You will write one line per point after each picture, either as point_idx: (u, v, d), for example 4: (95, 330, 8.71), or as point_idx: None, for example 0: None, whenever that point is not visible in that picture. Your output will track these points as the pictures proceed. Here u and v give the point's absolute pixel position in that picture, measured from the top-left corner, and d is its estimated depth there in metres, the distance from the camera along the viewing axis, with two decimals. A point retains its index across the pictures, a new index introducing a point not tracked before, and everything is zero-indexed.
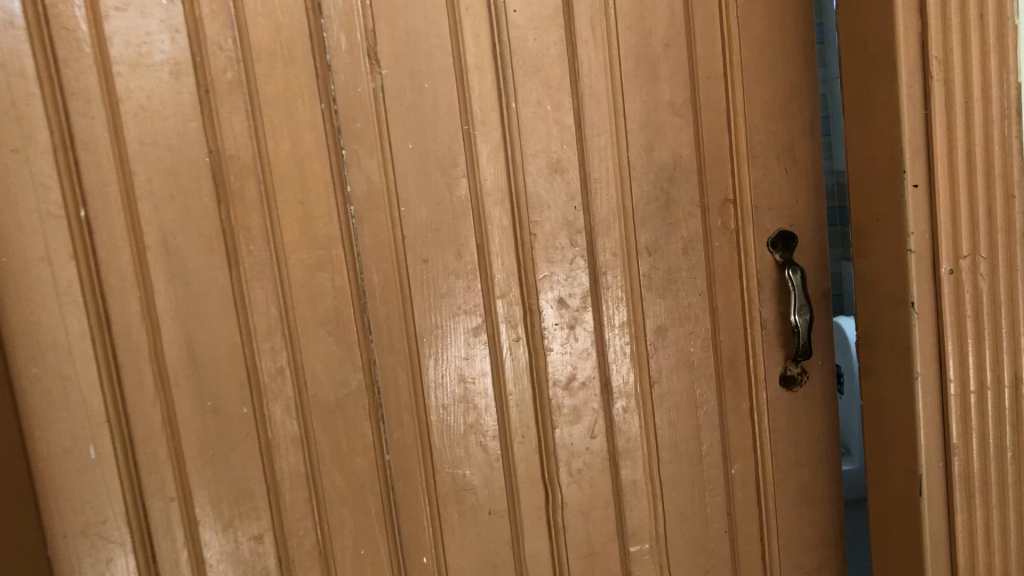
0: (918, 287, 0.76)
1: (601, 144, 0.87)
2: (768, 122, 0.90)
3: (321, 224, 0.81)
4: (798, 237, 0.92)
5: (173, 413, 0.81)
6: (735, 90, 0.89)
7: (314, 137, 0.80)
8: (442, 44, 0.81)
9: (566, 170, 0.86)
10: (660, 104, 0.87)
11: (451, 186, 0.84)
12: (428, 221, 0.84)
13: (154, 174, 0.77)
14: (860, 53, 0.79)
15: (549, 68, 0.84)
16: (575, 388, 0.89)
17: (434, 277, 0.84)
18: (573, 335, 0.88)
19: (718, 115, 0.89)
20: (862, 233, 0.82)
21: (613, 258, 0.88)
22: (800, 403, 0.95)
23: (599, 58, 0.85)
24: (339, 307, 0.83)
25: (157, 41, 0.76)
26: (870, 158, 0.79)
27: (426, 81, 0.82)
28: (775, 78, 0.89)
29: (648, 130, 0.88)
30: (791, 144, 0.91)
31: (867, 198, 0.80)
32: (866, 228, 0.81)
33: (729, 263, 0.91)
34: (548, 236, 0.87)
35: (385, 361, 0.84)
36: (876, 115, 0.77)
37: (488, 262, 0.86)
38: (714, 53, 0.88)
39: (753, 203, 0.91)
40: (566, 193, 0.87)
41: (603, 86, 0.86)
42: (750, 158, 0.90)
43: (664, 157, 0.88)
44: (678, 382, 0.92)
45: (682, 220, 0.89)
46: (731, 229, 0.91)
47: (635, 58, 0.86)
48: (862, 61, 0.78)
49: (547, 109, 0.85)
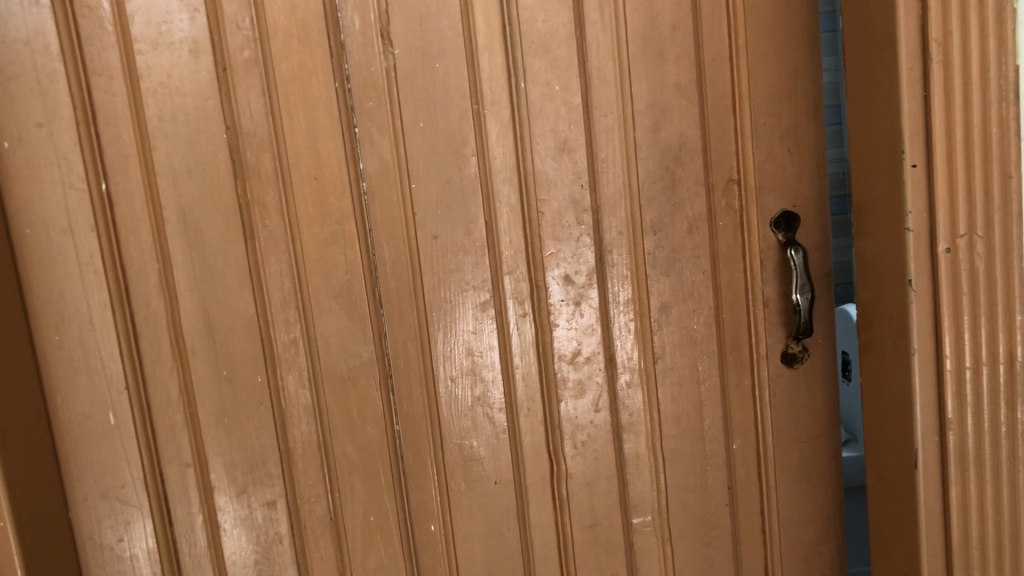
0: (915, 265, 0.77)
1: (608, 123, 0.89)
2: (772, 104, 0.92)
3: (335, 200, 0.84)
4: (801, 218, 0.95)
5: (190, 382, 0.84)
6: (741, 72, 0.91)
7: (328, 114, 0.82)
8: (453, 25, 0.83)
9: (573, 149, 0.88)
10: (666, 86, 0.90)
11: (460, 164, 0.86)
12: (439, 198, 0.86)
13: (174, 150, 0.80)
14: (861, 36, 0.80)
15: (558, 49, 0.86)
16: (579, 362, 0.92)
17: (444, 252, 0.87)
18: (578, 311, 0.91)
19: (723, 96, 0.92)
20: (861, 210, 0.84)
21: (619, 236, 0.91)
22: (802, 381, 0.97)
23: (607, 39, 0.87)
24: (350, 281, 0.85)
25: (177, 20, 0.78)
26: (871, 138, 0.81)
27: (437, 61, 0.84)
28: (780, 60, 0.92)
29: (654, 111, 0.90)
30: (795, 126, 0.93)
31: (868, 177, 0.82)
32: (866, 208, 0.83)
33: (733, 242, 0.94)
34: (555, 213, 0.89)
35: (395, 335, 0.87)
36: (877, 96, 0.79)
37: (496, 238, 0.88)
38: (720, 35, 0.90)
39: (756, 183, 0.93)
40: (573, 172, 0.89)
41: (611, 67, 0.88)
42: (755, 138, 0.92)
43: (669, 139, 0.91)
44: (681, 358, 0.94)
45: (686, 199, 0.92)
46: (735, 209, 0.94)
47: (642, 41, 0.88)
48: (863, 43, 0.80)
49: (555, 89, 0.87)
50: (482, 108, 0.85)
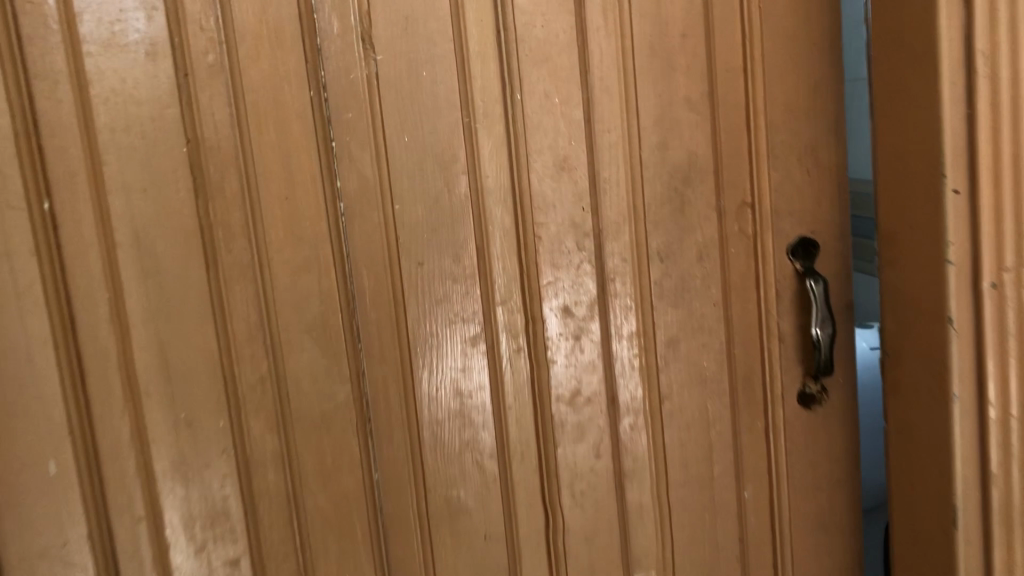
0: (957, 302, 0.70)
1: (611, 140, 0.81)
2: (790, 121, 0.85)
3: (309, 221, 0.74)
4: (820, 245, 0.87)
5: (143, 427, 0.73)
6: (757, 85, 0.84)
7: (302, 127, 0.73)
8: (442, 30, 0.75)
9: (574, 167, 0.80)
10: (675, 100, 0.82)
11: (449, 183, 0.77)
12: (425, 221, 0.77)
13: (128, 165, 0.70)
14: (885, 48, 0.72)
15: (558, 58, 0.78)
16: (579, 403, 0.83)
17: (431, 280, 0.78)
18: (578, 346, 0.82)
19: (737, 111, 0.84)
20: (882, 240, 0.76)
21: (622, 264, 0.82)
22: (818, 421, 0.89)
23: (611, 47, 0.80)
24: (324, 313, 0.76)
25: (132, 20, 0.69)
26: (898, 160, 0.73)
27: (424, 69, 0.75)
28: (798, 74, 0.84)
29: (662, 127, 0.82)
30: (814, 145, 0.86)
31: (896, 203, 0.74)
32: (890, 238, 0.75)
33: (746, 271, 0.86)
34: (553, 239, 0.80)
35: (375, 372, 0.78)
36: (910, 113, 0.71)
37: (489, 266, 0.79)
38: (734, 45, 0.83)
39: (772, 207, 0.86)
40: (574, 193, 0.80)
41: (615, 78, 0.80)
42: (771, 158, 0.85)
43: (678, 157, 0.83)
44: (690, 399, 0.86)
45: (696, 224, 0.84)
46: (748, 234, 0.86)
47: (649, 50, 0.81)
48: (890, 55, 0.72)
49: (555, 102, 0.79)
50: (474, 122, 0.77)
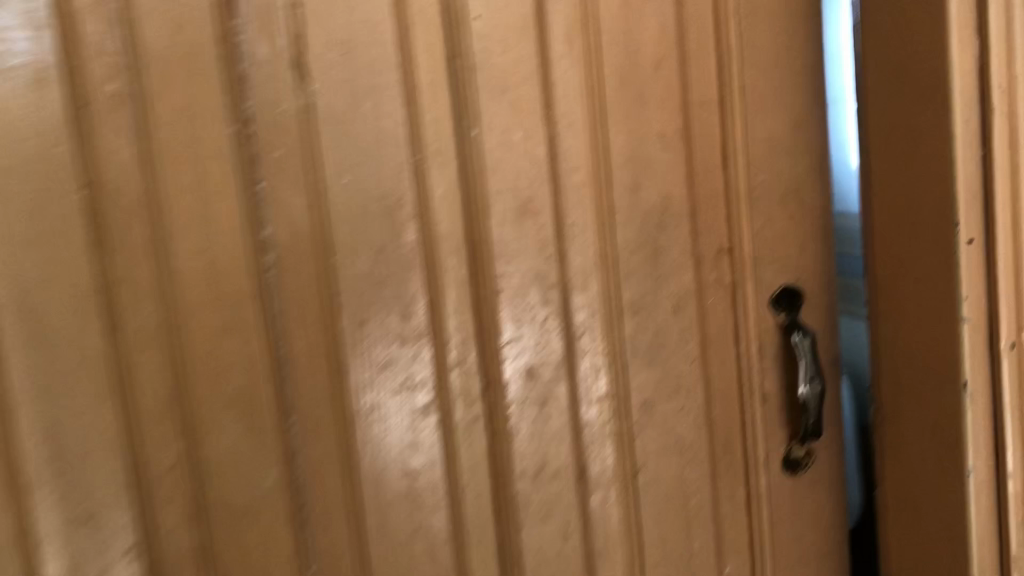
0: (971, 363, 0.64)
1: (577, 181, 0.72)
2: (770, 159, 0.77)
3: (229, 277, 0.62)
4: (804, 295, 0.80)
5: (30, 536, 0.58)
6: (734, 119, 0.76)
7: (221, 166, 0.61)
8: (385, 55, 0.65)
9: (537, 212, 0.71)
10: (648, 135, 0.74)
11: (395, 231, 0.67)
12: (368, 274, 0.66)
13: (9, 212, 0.56)
14: (882, 81, 0.65)
15: (519, 88, 0.69)
16: (545, 478, 0.73)
17: (371, 343, 0.67)
18: (543, 414, 0.73)
19: (713, 148, 0.76)
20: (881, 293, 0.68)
21: (591, 318, 0.73)
22: (802, 486, 0.82)
23: (576, 77, 0.71)
24: (249, 385, 0.64)
25: (13, 39, 0.54)
26: (901, 205, 0.66)
27: (366, 100, 0.65)
28: (777, 107, 0.77)
29: (634, 166, 0.73)
30: (797, 185, 0.79)
31: (894, 252, 0.67)
32: (886, 292, 0.68)
33: (724, 324, 0.78)
34: (515, 293, 0.71)
35: (310, 452, 0.66)
36: (915, 153, 0.64)
37: (442, 324, 0.69)
38: (709, 75, 0.75)
39: (753, 254, 0.78)
40: (537, 240, 0.71)
41: (581, 111, 0.71)
42: (751, 200, 0.77)
43: (652, 199, 0.74)
44: (666, 468, 0.77)
45: (671, 273, 0.75)
46: (726, 283, 0.77)
47: (619, 80, 0.72)
48: (887, 88, 0.65)
49: (515, 138, 0.70)
50: (425, 161, 0.67)
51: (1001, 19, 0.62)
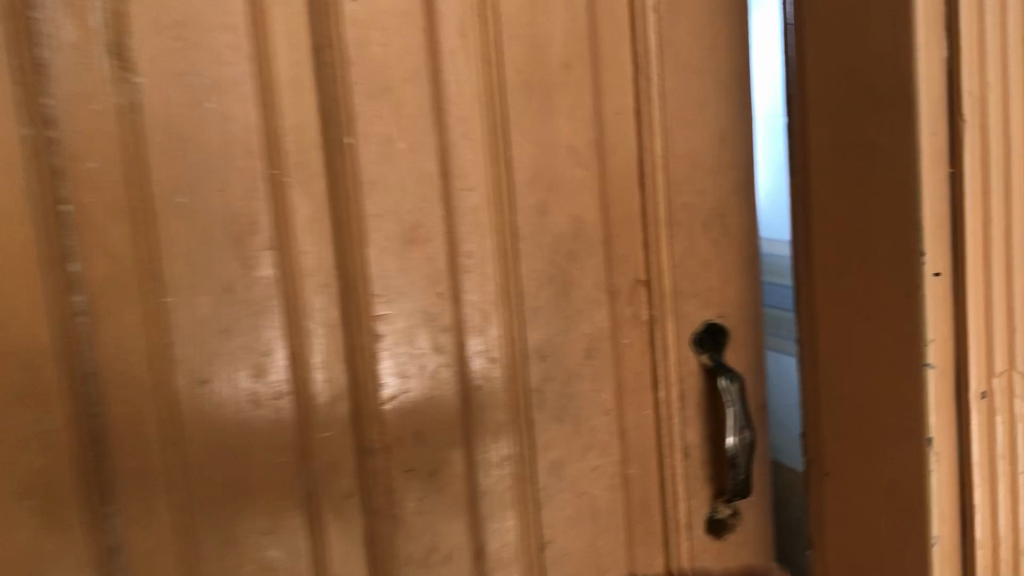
0: (937, 416, 0.55)
1: (473, 203, 0.60)
2: (692, 178, 0.67)
3: (23, 328, 0.47)
4: (728, 332, 0.70)
5: None
6: (653, 131, 0.65)
7: (10, 182, 0.46)
8: (234, 43, 0.51)
9: (426, 239, 0.58)
10: (556, 148, 0.62)
11: (247, 264, 0.53)
12: (210, 318, 0.52)
13: None
14: (830, 93, 0.58)
15: (402, 88, 0.57)
16: (435, 561, 0.60)
17: (216, 406, 0.53)
18: (435, 483, 0.60)
19: (629, 164, 0.65)
20: (826, 332, 0.61)
21: (490, 366, 0.61)
22: (726, 549, 0.73)
23: (472, 76, 0.59)
24: (51, 466, 0.49)
25: None
26: (852, 232, 0.58)
27: (209, 99, 0.51)
28: (701, 118, 0.67)
29: (540, 184, 0.62)
30: (722, 208, 0.69)
31: (845, 287, 0.59)
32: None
33: (642, 368, 0.67)
34: (399, 338, 0.58)
35: (135, 549, 0.51)
36: (871, 174, 0.56)
37: (307, 378, 0.55)
38: (625, 78, 0.64)
39: (673, 287, 0.67)
40: (426, 273, 0.58)
41: (478, 119, 0.59)
42: (671, 226, 0.67)
43: (561, 224, 0.63)
44: (576, 538, 0.66)
45: (583, 310, 0.64)
46: (643, 320, 0.67)
47: (523, 82, 0.61)
48: (834, 101, 0.58)
49: (398, 149, 0.57)
50: (287, 177, 0.54)
51: (972, 20, 0.54)
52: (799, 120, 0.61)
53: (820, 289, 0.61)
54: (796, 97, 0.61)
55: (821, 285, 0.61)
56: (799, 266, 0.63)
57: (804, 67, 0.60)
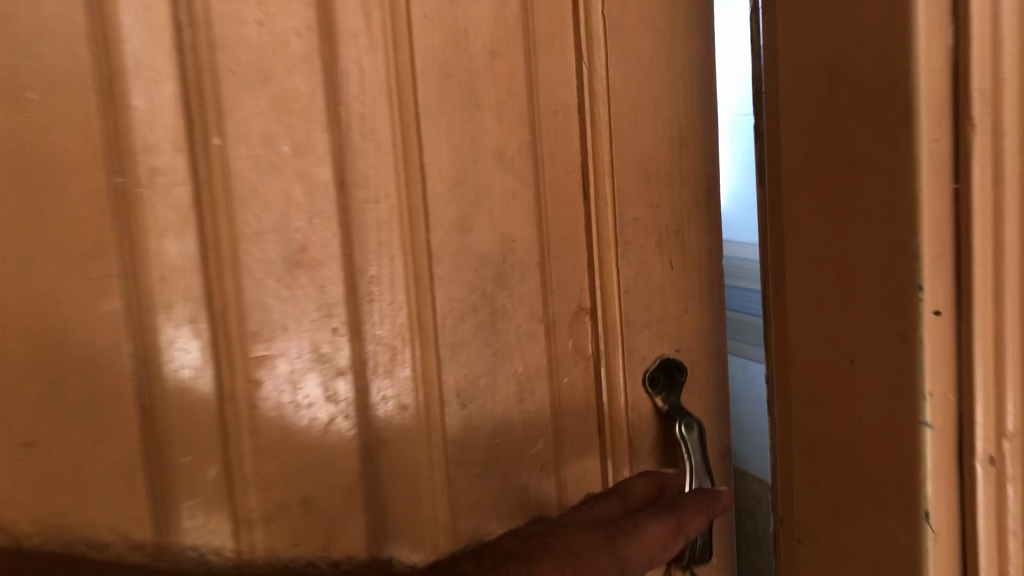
0: (935, 484, 0.47)
1: (378, 217, 0.49)
2: (644, 189, 0.56)
3: None
4: (685, 368, 0.59)
5: None
6: (599, 131, 0.55)
7: None
8: (64, 15, 0.40)
9: (318, 263, 0.48)
10: (482, 153, 0.52)
11: (85, 295, 0.42)
12: (36, 364, 0.41)
13: None
14: (807, 90, 0.48)
15: (288, 77, 0.46)
16: None
17: (45, 471, 0.42)
18: (331, 556, 0.50)
19: (570, 171, 0.55)
20: (801, 371, 0.52)
21: (399, 414, 0.51)
22: None
23: (376, 64, 0.48)
24: None
25: None
26: (831, 259, 0.49)
27: (31, 87, 0.40)
28: (657, 116, 0.56)
29: (463, 197, 0.51)
30: (681, 224, 0.58)
31: (824, 322, 0.50)
32: (814, 374, 0.51)
33: (584, 412, 0.57)
34: (284, 384, 0.48)
35: None
36: (854, 191, 0.47)
37: (165, 435, 0.45)
38: (567, 70, 0.54)
39: (624, 316, 0.57)
40: (319, 304, 0.48)
41: (384, 116, 0.49)
42: (620, 244, 0.56)
43: (488, 243, 0.52)
44: None
45: (515, 345, 0.54)
46: (586, 355, 0.57)
47: (441, 73, 0.50)
48: (811, 101, 0.48)
49: (283, 153, 0.46)
50: (138, 185, 0.43)
51: (984, 4, 0.44)
52: (771, 121, 0.52)
53: (792, 317, 0.52)
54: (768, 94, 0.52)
55: (793, 314, 0.52)
56: (774, 291, 0.54)
57: (777, 57, 0.51)
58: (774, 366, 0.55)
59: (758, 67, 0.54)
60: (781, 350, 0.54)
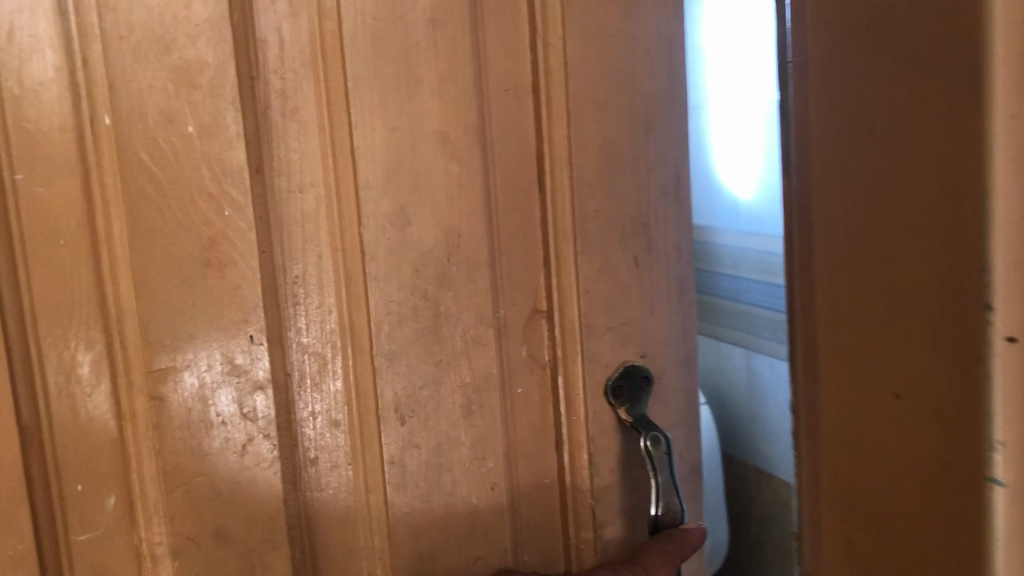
0: None
1: (301, 209, 0.43)
2: (607, 177, 0.50)
3: None
4: (652, 377, 0.53)
5: None
6: (557, 114, 0.49)
7: None
8: None
9: (231, 262, 0.41)
10: (422, 136, 0.46)
11: None
12: None
13: None
14: (849, 43, 0.26)
15: (192, 46, 0.40)
16: None
17: None
18: None
19: (524, 158, 0.49)
20: None
21: (329, 431, 0.45)
22: None
23: (297, 33, 0.42)
24: None
25: None
26: (891, 356, 0.26)
27: None
28: (624, 96, 0.50)
29: (400, 185, 0.45)
30: (648, 217, 0.52)
31: (875, 455, 0.27)
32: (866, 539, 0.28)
33: (539, 424, 0.52)
34: (192, 400, 0.41)
35: None
36: (926, 222, 0.24)
37: (52, 455, 0.40)
38: (520, 43, 0.48)
39: (585, 320, 0.51)
40: (233, 309, 0.42)
41: (307, 93, 0.43)
42: (580, 240, 0.50)
43: (429, 237, 0.46)
44: None
45: (460, 351, 0.48)
46: (542, 362, 0.51)
47: (374, 45, 0.44)
48: (856, 59, 0.26)
49: (187, 134, 0.40)
50: (14, 173, 0.38)
51: None
52: (800, 99, 0.28)
53: None
54: (795, 65, 0.29)
55: None
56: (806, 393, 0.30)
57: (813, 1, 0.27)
58: (805, 514, 0.31)
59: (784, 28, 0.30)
60: (812, 488, 0.30)
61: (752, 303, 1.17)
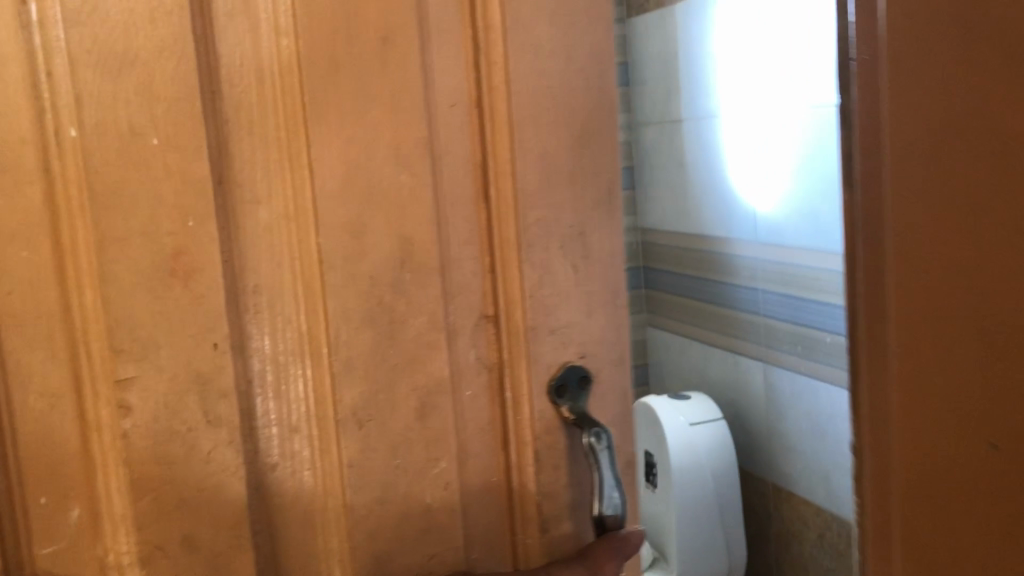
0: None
1: (260, 219, 0.45)
2: (547, 188, 0.53)
3: None
4: (592, 377, 0.56)
5: None
6: (499, 129, 0.52)
7: None
8: None
9: (195, 272, 0.42)
10: (375, 149, 0.47)
11: None
12: None
13: None
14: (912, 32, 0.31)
15: (154, 61, 0.40)
16: None
17: None
18: None
19: (469, 169, 0.51)
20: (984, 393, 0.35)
21: (290, 434, 0.47)
22: None
23: (253, 51, 0.44)
24: None
25: None
26: (990, 314, 0.30)
27: None
28: (562, 112, 0.53)
29: (355, 197, 0.47)
30: (587, 225, 0.55)
31: (944, 394, 0.32)
32: (934, 462, 0.34)
33: (488, 424, 0.54)
34: (157, 408, 0.42)
35: None
36: (980, 186, 0.30)
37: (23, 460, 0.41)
38: (463, 61, 0.51)
39: (529, 323, 0.53)
40: (195, 319, 0.42)
41: (265, 109, 0.44)
42: (523, 247, 0.53)
43: (383, 246, 0.48)
44: None
45: (413, 356, 0.50)
46: (489, 364, 0.54)
47: (328, 62, 0.45)
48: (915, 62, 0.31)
49: (151, 145, 0.41)
50: None
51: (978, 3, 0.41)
52: (870, 101, 0.34)
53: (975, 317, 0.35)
54: (858, 61, 0.34)
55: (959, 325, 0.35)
56: (869, 339, 0.36)
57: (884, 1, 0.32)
58: (896, 460, 0.36)
59: (846, 25, 0.36)
60: (898, 433, 0.35)
61: (770, 311, 1.75)
